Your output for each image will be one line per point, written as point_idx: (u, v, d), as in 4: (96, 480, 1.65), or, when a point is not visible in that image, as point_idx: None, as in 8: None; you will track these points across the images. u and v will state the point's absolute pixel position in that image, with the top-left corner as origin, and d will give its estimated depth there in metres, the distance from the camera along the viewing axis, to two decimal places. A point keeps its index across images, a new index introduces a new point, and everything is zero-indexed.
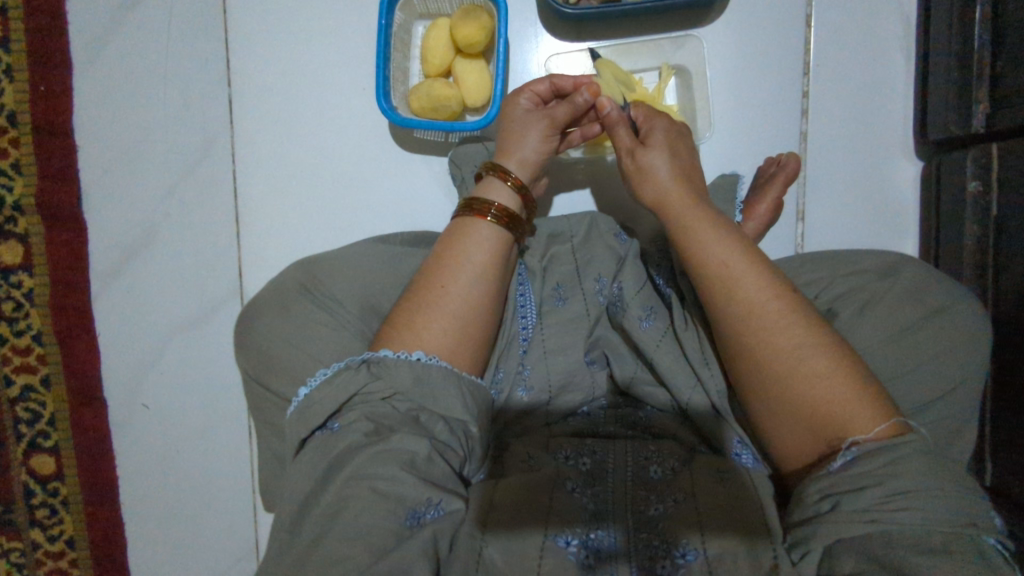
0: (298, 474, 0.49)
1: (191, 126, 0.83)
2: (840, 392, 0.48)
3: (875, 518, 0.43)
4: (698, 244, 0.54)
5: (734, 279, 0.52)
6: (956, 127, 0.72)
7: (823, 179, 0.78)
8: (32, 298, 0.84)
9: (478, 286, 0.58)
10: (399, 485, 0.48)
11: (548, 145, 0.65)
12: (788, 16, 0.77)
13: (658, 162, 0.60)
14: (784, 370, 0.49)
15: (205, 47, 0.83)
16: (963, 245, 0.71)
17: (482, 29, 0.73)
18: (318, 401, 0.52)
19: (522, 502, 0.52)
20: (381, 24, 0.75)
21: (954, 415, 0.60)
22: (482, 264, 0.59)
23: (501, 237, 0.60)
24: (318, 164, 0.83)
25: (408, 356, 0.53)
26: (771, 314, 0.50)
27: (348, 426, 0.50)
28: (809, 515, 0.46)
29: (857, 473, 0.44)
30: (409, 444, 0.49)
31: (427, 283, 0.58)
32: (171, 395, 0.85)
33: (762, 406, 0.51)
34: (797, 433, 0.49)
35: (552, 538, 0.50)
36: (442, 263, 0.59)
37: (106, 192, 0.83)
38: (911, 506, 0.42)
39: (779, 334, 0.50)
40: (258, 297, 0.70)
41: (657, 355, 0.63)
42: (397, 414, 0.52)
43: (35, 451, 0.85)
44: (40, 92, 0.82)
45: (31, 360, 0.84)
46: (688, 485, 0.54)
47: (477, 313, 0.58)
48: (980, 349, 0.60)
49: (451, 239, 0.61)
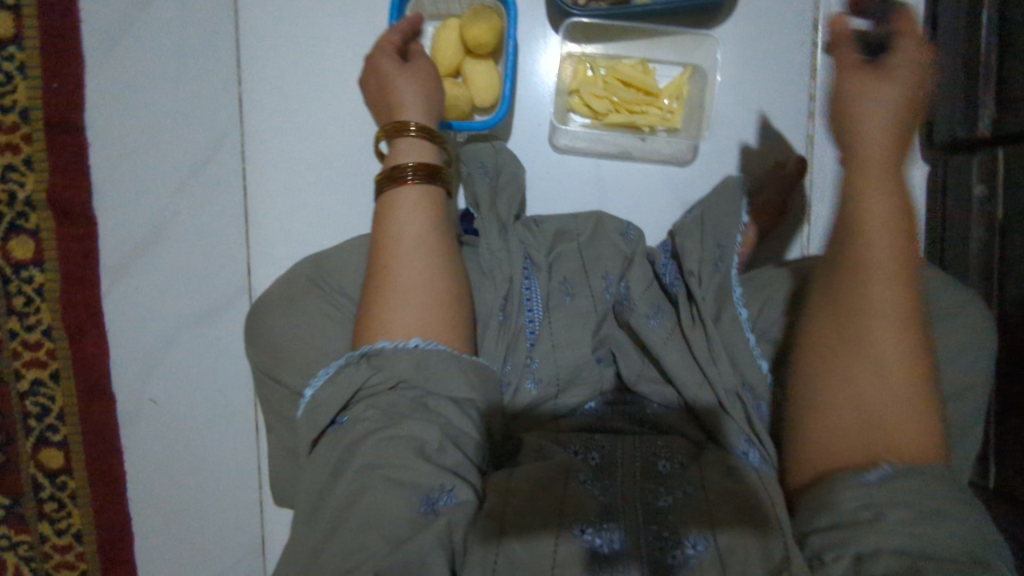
0: (313, 471, 0.50)
1: (202, 123, 0.84)
2: (901, 414, 0.48)
3: (912, 533, 0.45)
4: (876, 199, 0.48)
5: (892, 258, 0.48)
6: (962, 129, 0.73)
7: (829, 183, 0.79)
8: (42, 293, 0.84)
9: (420, 257, 0.58)
10: (411, 471, 0.48)
11: (426, 84, 0.68)
12: (794, 20, 0.78)
13: (889, 81, 0.49)
14: (880, 371, 0.48)
15: (218, 46, 0.83)
16: (969, 247, 0.72)
17: (491, 30, 0.74)
18: (322, 400, 0.53)
19: (537, 494, 0.52)
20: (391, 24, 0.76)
21: (961, 414, 0.60)
22: (416, 234, 0.59)
23: (423, 195, 0.61)
24: (330, 162, 0.84)
25: (405, 343, 0.53)
26: (895, 317, 0.48)
27: (357, 418, 0.51)
28: (843, 520, 0.46)
29: (897, 488, 0.46)
30: (418, 432, 0.50)
31: (374, 272, 0.59)
32: (179, 391, 0.85)
33: (840, 400, 0.50)
34: (846, 435, 0.49)
35: (566, 530, 0.49)
36: (381, 248, 0.59)
37: (116, 188, 0.84)
38: (943, 525, 0.45)
39: (898, 330, 0.48)
40: (267, 292, 0.71)
41: (664, 352, 0.63)
42: (405, 400, 0.52)
43: (44, 445, 0.86)
44: (53, 88, 0.83)
45: (41, 355, 0.85)
46: (697, 477, 0.55)
47: (430, 282, 0.57)
48: (986, 351, 0.61)
49: (386, 220, 0.60)
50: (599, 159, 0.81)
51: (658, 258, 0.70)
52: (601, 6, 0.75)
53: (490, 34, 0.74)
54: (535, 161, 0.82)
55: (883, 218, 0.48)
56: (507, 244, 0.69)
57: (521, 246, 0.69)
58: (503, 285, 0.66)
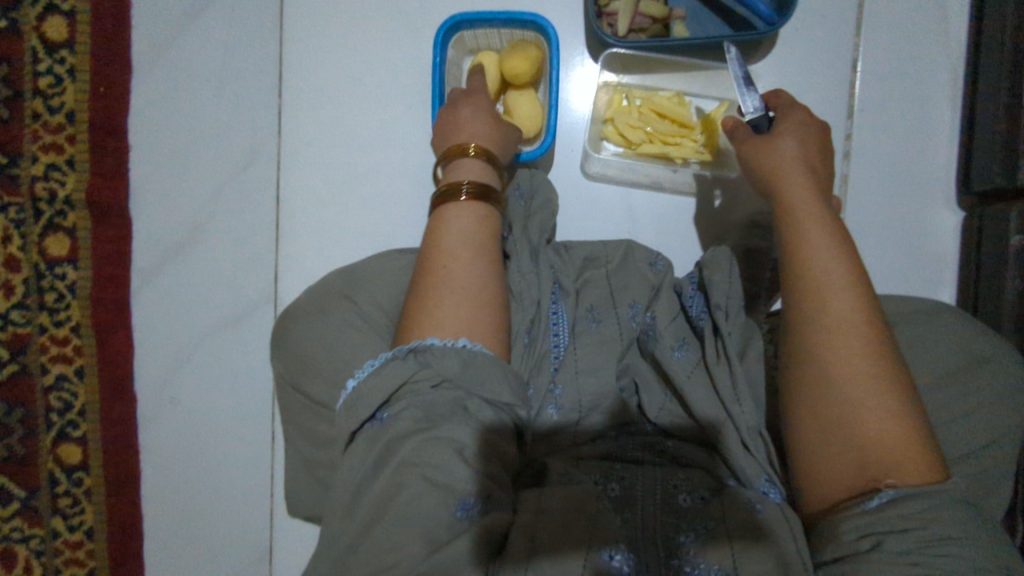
0: (350, 465, 0.51)
1: (240, 132, 0.85)
2: (893, 436, 0.48)
3: (917, 561, 0.44)
4: (808, 243, 0.55)
5: (834, 288, 0.53)
6: (1002, 178, 0.72)
7: (864, 223, 0.78)
8: (74, 290, 0.86)
9: (477, 263, 0.60)
10: (450, 471, 0.49)
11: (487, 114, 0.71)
12: (833, 59, 0.77)
13: (786, 146, 0.61)
14: (855, 396, 0.50)
15: (260, 58, 0.85)
16: (1005, 296, 0.71)
17: (530, 63, 0.75)
18: (365, 393, 0.53)
19: (563, 520, 0.49)
20: (435, 59, 0.77)
21: (996, 468, 0.58)
22: (474, 241, 0.61)
23: (480, 209, 0.63)
24: (362, 176, 0.85)
25: (454, 343, 0.54)
26: (855, 340, 0.51)
27: (397, 416, 0.51)
28: (846, 552, 0.46)
29: (900, 515, 0.46)
30: (458, 435, 0.50)
31: (427, 271, 0.60)
32: (199, 394, 0.86)
33: (817, 432, 0.51)
34: (837, 467, 0.50)
35: (596, 552, 0.47)
36: (436, 249, 0.61)
37: (153, 191, 0.86)
38: (949, 552, 0.44)
39: (858, 351, 0.51)
40: (293, 302, 0.71)
41: (688, 386, 0.63)
42: (446, 401, 0.52)
43: (64, 440, 0.87)
44: (100, 92, 0.85)
45: (68, 351, 0.86)
46: (718, 511, 0.53)
47: (486, 289, 0.59)
48: (1020, 404, 0.59)
49: (443, 227, 0.62)
50: (629, 187, 0.81)
51: (685, 289, 0.68)
52: (639, 38, 0.76)
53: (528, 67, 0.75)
54: (565, 186, 0.82)
55: (816, 250, 0.54)
56: (536, 267, 0.69)
57: (549, 270, 0.69)
58: (530, 311, 0.65)
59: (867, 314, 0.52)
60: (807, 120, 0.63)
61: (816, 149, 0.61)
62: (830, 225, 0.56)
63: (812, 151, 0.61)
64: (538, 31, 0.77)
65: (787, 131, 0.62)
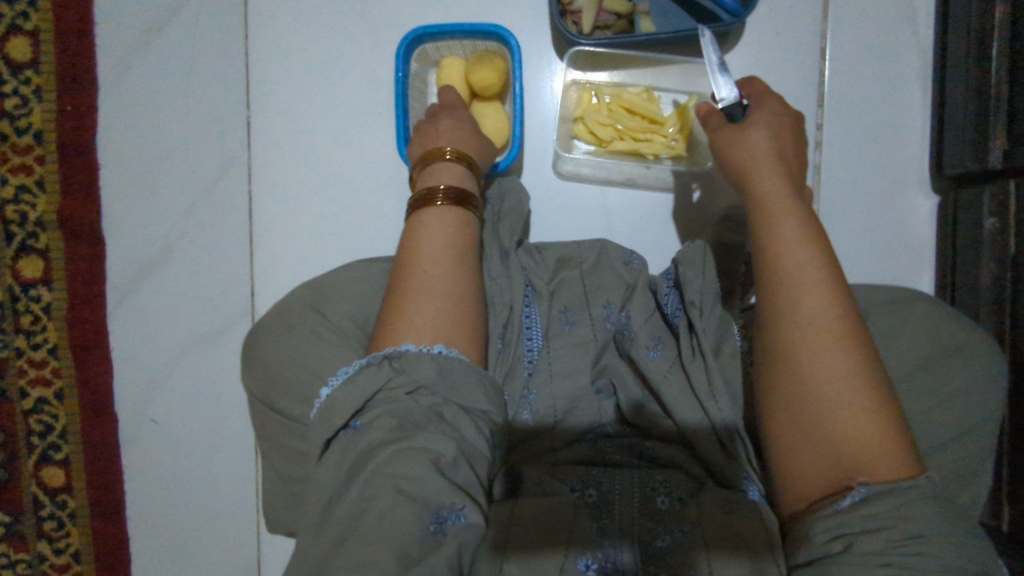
0: (323, 476, 0.50)
1: (210, 146, 0.85)
2: (868, 432, 0.48)
3: (889, 562, 0.43)
4: (780, 237, 0.54)
5: (806, 282, 0.52)
6: (972, 163, 0.72)
7: (838, 212, 0.78)
8: (49, 312, 0.85)
9: (457, 267, 0.60)
10: (423, 483, 0.48)
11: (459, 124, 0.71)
12: (801, 49, 0.77)
13: (760, 138, 0.60)
14: (829, 393, 0.49)
15: (227, 70, 0.84)
16: (981, 281, 0.71)
17: (496, 72, 0.74)
18: (340, 399, 0.52)
19: (540, 530, 0.52)
20: (398, 75, 0.76)
21: (973, 455, 0.58)
22: (454, 246, 0.61)
23: (459, 214, 0.63)
24: (334, 185, 0.84)
25: (430, 349, 0.54)
26: (828, 336, 0.50)
27: (372, 425, 0.50)
28: (818, 555, 0.46)
29: (870, 514, 0.45)
30: (433, 444, 0.49)
31: (406, 273, 0.59)
32: (180, 412, 0.85)
33: (793, 428, 0.50)
34: (812, 463, 0.49)
35: (572, 560, 0.50)
36: (416, 252, 0.60)
37: (124, 208, 0.85)
38: (924, 552, 0.43)
39: (831, 345, 0.50)
40: (264, 315, 0.71)
41: (664, 385, 0.62)
42: (421, 409, 0.52)
43: (46, 463, 0.86)
44: (67, 111, 0.84)
45: (46, 373, 0.86)
46: (695, 515, 0.54)
47: (464, 293, 0.59)
48: (996, 390, 0.59)
49: (421, 230, 0.61)
50: (603, 186, 0.81)
51: (660, 288, 0.68)
52: (606, 34, 0.75)
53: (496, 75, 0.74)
54: (539, 187, 0.81)
55: (788, 243, 0.54)
56: (508, 272, 0.68)
57: (521, 273, 0.69)
58: (503, 315, 0.66)
59: (840, 308, 0.51)
60: (780, 112, 0.63)
61: (788, 141, 0.61)
62: (802, 217, 0.55)
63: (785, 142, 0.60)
64: (502, 42, 0.77)
65: (761, 122, 0.61)
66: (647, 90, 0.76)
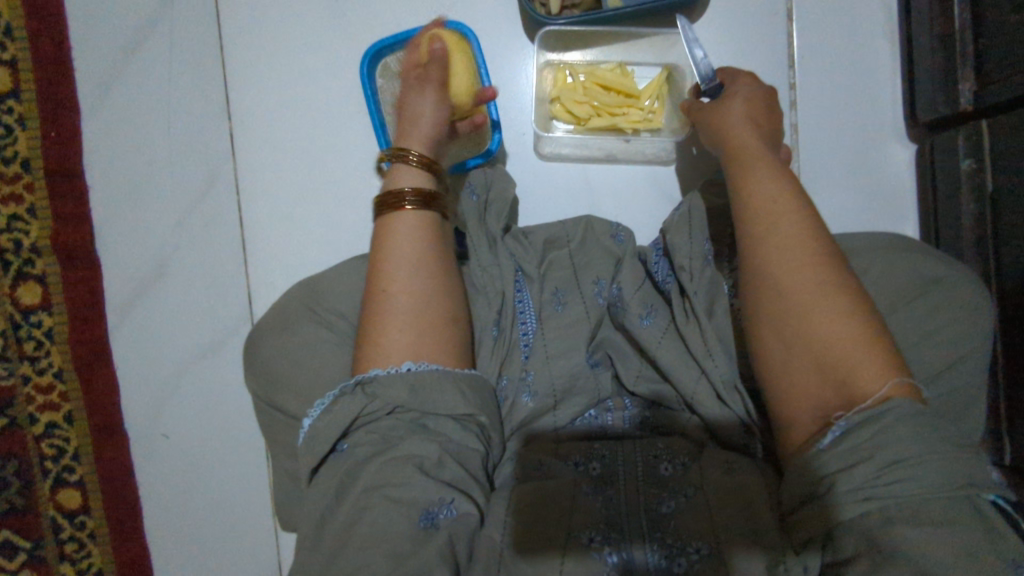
0: (315, 497, 0.51)
1: (196, 159, 0.86)
2: (853, 352, 0.48)
3: (869, 496, 0.44)
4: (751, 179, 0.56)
5: (777, 216, 0.54)
6: (945, 107, 0.73)
7: (818, 168, 0.79)
8: (52, 337, 0.86)
9: (422, 279, 0.59)
10: (411, 488, 0.50)
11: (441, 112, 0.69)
12: (767, 12, 0.78)
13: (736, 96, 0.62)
14: (808, 318, 0.50)
15: (205, 82, 0.85)
16: (962, 221, 0.72)
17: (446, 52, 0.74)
18: (321, 429, 0.53)
19: (538, 505, 0.53)
20: (366, 93, 0.78)
21: (965, 388, 0.60)
22: (417, 258, 0.60)
23: (425, 222, 0.61)
24: (320, 186, 0.85)
25: (398, 369, 0.54)
26: (803, 262, 0.52)
27: (356, 445, 0.53)
28: (811, 496, 0.47)
29: (847, 450, 0.45)
30: (417, 450, 0.52)
31: (373, 291, 0.59)
32: (188, 424, 0.86)
33: (785, 360, 0.51)
34: (808, 392, 0.50)
35: (575, 536, 0.52)
36: (381, 267, 0.60)
37: (116, 228, 0.86)
38: (903, 477, 0.43)
39: (816, 274, 0.51)
40: (262, 318, 0.72)
41: (660, 352, 0.63)
42: (403, 424, 0.53)
43: (62, 486, 0.87)
44: (51, 137, 0.85)
45: (54, 398, 0.87)
46: (698, 478, 0.56)
47: (434, 307, 0.58)
48: (984, 323, 0.60)
49: (387, 243, 0.61)
50: (584, 163, 0.82)
51: (649, 257, 0.70)
52: (575, 12, 0.77)
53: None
54: (522, 170, 0.82)
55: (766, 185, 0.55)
56: (497, 259, 0.69)
57: (509, 258, 0.69)
58: (496, 300, 0.67)
59: (813, 239, 0.53)
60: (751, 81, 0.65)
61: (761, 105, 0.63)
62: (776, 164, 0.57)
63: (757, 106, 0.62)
64: (458, 36, 0.78)
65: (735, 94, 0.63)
66: (620, 64, 0.77)
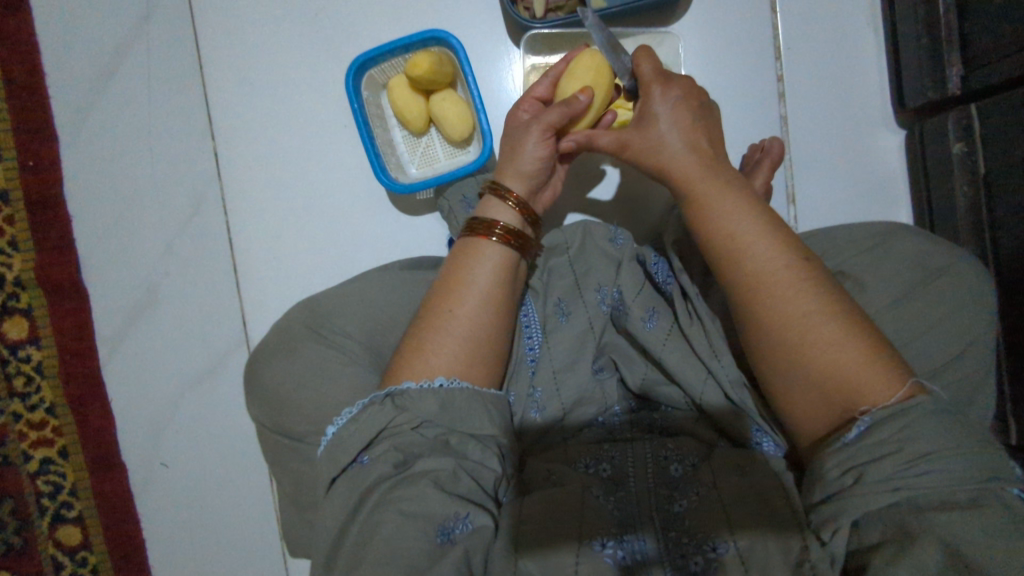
0: (331, 511, 0.50)
1: (180, 182, 0.84)
2: (855, 360, 0.48)
3: (898, 487, 0.43)
4: (709, 205, 0.55)
5: (744, 240, 0.53)
6: (933, 92, 0.74)
7: (810, 160, 0.79)
8: (42, 371, 0.84)
9: (485, 312, 0.58)
10: (426, 503, 0.48)
11: (543, 158, 0.63)
12: (751, 5, 0.78)
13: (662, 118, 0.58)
14: (799, 339, 0.49)
15: (186, 104, 0.84)
16: (956, 205, 0.73)
17: (435, 63, 0.73)
18: (345, 437, 0.52)
19: (551, 517, 0.51)
20: (353, 108, 0.76)
21: (974, 372, 0.60)
22: (487, 289, 0.59)
23: (508, 260, 0.61)
24: (312, 204, 0.84)
25: (431, 383, 0.54)
26: (782, 282, 0.51)
27: (377, 458, 0.51)
28: (834, 491, 0.46)
29: (874, 442, 0.45)
30: (432, 465, 0.51)
31: (434, 310, 0.58)
32: (189, 452, 0.85)
33: (776, 376, 0.52)
34: (808, 405, 0.50)
35: (586, 544, 0.50)
36: (448, 289, 0.59)
37: (101, 257, 0.84)
38: (932, 470, 0.43)
39: (785, 293, 0.50)
40: (262, 341, 0.70)
41: (665, 354, 0.63)
42: (427, 441, 0.52)
43: (60, 523, 0.85)
44: (29, 167, 0.83)
45: (47, 433, 0.84)
46: (709, 478, 0.55)
47: (497, 342, 0.59)
48: (987, 306, 0.61)
49: (462, 258, 0.61)
50: (577, 167, 0.83)
51: (648, 258, 0.69)
52: (559, 15, 0.77)
53: (426, 68, 0.72)
54: None
55: (721, 212, 0.54)
56: None
57: None
58: None
59: (786, 256, 0.51)
60: (664, 95, 0.59)
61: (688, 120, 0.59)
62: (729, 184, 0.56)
63: (687, 126, 0.58)
64: (442, 43, 0.76)
65: (657, 117, 0.59)
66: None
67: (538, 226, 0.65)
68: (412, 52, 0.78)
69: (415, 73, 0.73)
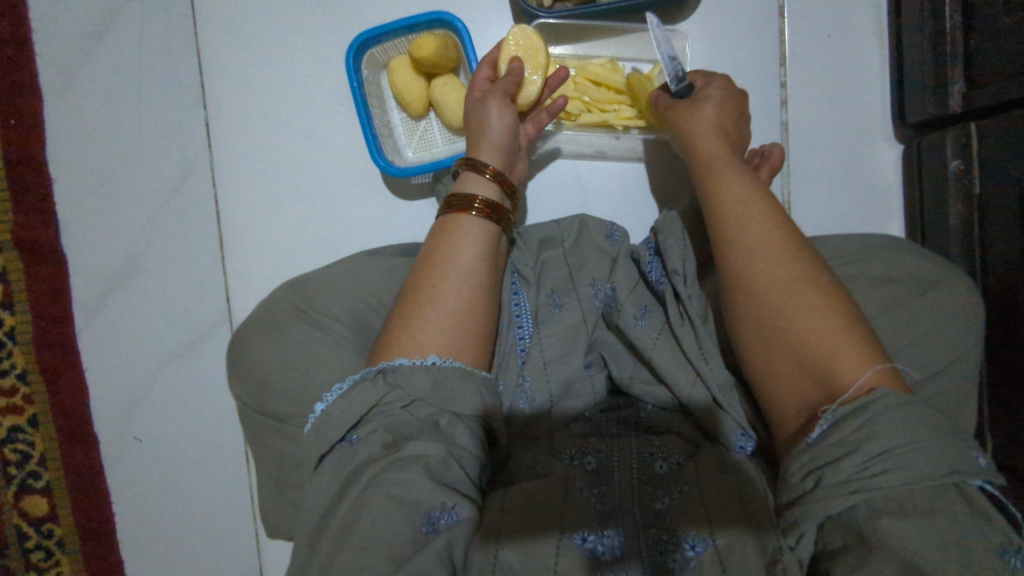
0: (316, 491, 0.49)
1: (169, 152, 0.82)
2: (829, 331, 0.49)
3: (854, 489, 0.42)
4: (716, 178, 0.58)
5: (739, 207, 0.55)
6: (934, 108, 0.74)
7: (808, 169, 0.79)
8: (15, 336, 0.81)
9: (468, 285, 0.58)
10: (414, 488, 0.47)
11: (508, 121, 0.65)
12: (760, 9, 0.78)
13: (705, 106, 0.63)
14: (782, 307, 0.50)
15: (178, 72, 0.81)
16: (950, 220, 0.74)
17: (440, 46, 0.72)
18: (335, 415, 0.52)
19: (533, 508, 0.51)
20: (353, 86, 0.74)
21: (961, 386, 0.60)
22: (469, 264, 0.59)
23: (488, 234, 0.61)
24: (304, 181, 0.83)
25: (423, 361, 0.53)
26: (770, 253, 0.52)
27: (366, 437, 0.50)
28: (798, 495, 0.46)
29: (835, 441, 0.44)
30: (423, 450, 0.49)
31: (418, 286, 0.58)
32: (165, 427, 0.83)
33: (757, 342, 0.52)
34: (789, 384, 0.50)
35: (568, 537, 0.49)
36: (432, 264, 0.59)
37: (82, 223, 0.81)
38: (890, 467, 0.42)
39: (780, 262, 0.52)
40: (247, 319, 0.69)
41: (655, 353, 0.63)
42: (416, 421, 0.52)
43: (26, 492, 0.82)
44: (11, 125, 0.79)
45: (18, 401, 0.81)
46: (693, 477, 0.55)
47: (481, 319, 0.58)
48: (976, 322, 0.62)
49: (443, 236, 0.60)
50: (575, 159, 0.82)
51: (643, 256, 0.69)
52: (566, 7, 0.74)
53: (431, 51, 0.71)
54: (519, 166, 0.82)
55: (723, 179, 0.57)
56: None
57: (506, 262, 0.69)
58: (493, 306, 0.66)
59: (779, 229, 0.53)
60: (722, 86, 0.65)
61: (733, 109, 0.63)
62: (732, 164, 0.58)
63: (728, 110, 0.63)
64: (447, 27, 0.75)
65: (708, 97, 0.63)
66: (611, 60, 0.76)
67: (516, 198, 0.65)
68: (416, 33, 0.76)
69: (419, 54, 0.72)
